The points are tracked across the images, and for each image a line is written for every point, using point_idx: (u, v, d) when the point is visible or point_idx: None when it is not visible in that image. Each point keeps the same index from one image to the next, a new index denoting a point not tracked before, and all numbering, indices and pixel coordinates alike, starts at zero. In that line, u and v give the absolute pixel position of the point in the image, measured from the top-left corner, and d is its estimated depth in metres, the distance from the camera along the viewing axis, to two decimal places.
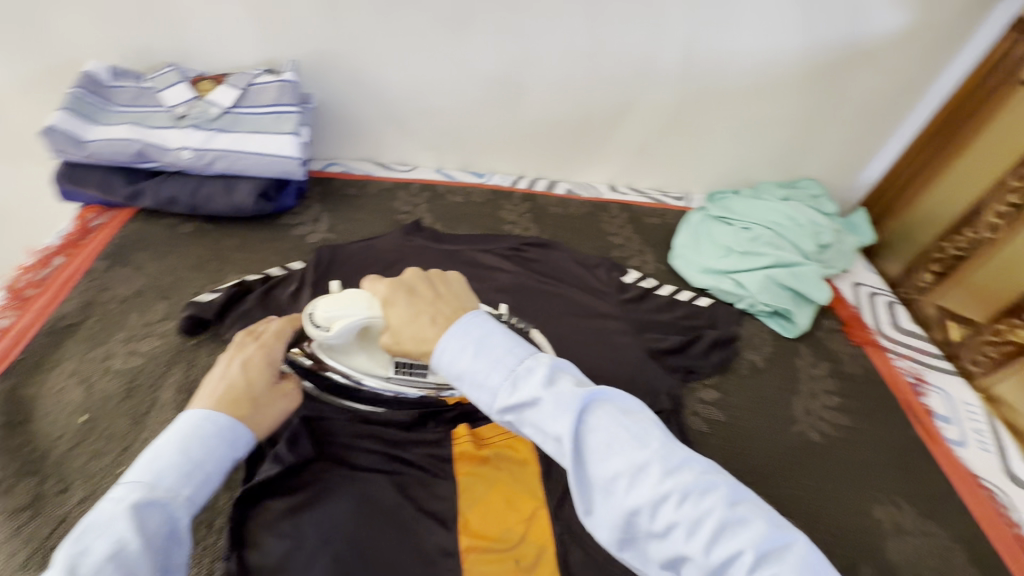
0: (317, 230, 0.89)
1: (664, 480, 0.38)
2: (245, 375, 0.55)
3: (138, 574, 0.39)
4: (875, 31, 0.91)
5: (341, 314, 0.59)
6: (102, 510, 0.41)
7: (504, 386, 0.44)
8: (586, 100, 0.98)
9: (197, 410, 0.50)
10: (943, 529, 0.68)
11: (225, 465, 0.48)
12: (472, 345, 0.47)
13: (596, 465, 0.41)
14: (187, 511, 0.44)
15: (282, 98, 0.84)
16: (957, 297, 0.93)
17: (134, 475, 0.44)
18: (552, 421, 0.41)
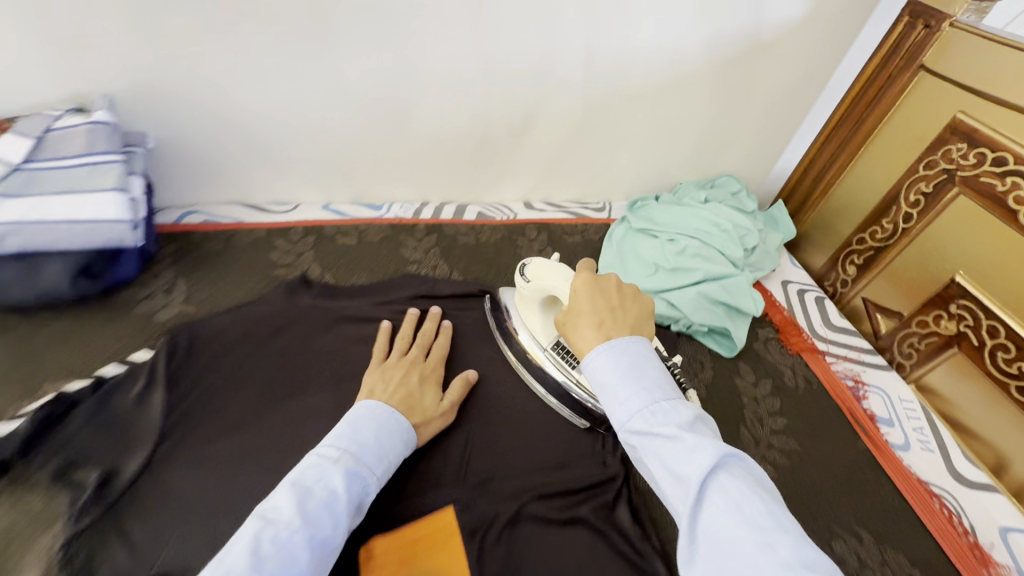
0: (170, 303, 0.72)
1: (792, 566, 0.34)
2: (420, 386, 0.64)
3: (339, 528, 0.45)
4: (779, 20, 0.84)
5: (547, 276, 0.67)
6: (320, 462, 0.48)
7: (644, 413, 0.45)
8: (483, 115, 0.87)
9: (380, 404, 0.57)
10: (904, 554, 0.64)
11: (399, 457, 0.55)
12: (620, 365, 0.48)
13: (711, 518, 0.38)
14: (375, 487, 0.51)
15: (94, 146, 0.66)
16: (880, 288, 0.91)
17: (340, 444, 0.51)
18: (684, 460, 0.40)
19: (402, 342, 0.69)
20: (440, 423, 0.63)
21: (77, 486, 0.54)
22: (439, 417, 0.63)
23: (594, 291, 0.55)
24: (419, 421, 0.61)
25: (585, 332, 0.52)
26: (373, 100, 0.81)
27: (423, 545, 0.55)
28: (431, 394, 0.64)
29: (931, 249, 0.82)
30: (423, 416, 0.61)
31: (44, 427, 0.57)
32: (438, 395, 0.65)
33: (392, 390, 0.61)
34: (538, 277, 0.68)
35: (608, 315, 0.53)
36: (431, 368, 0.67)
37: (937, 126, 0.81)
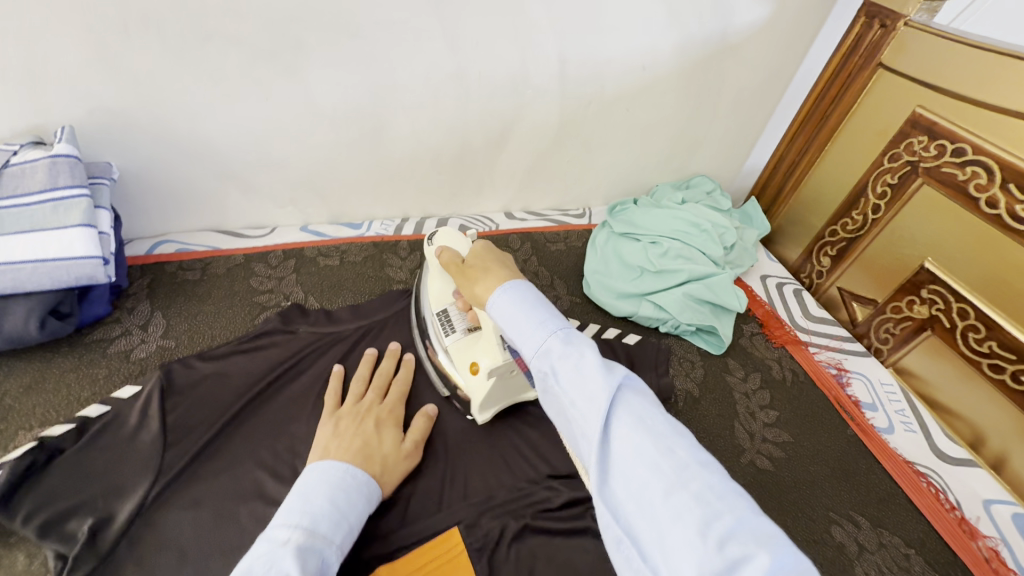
0: (148, 339, 0.69)
1: (688, 465, 0.34)
2: (376, 431, 0.60)
3: None
4: (742, 24, 0.87)
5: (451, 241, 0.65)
6: (270, 546, 0.41)
7: (552, 337, 0.42)
8: (460, 128, 0.87)
9: (336, 462, 0.52)
10: (898, 534, 0.66)
11: (360, 519, 0.50)
12: (527, 305, 0.46)
13: (618, 437, 0.37)
14: (337, 558, 0.44)
15: (56, 180, 0.62)
16: (853, 278, 0.95)
17: (290, 521, 0.44)
18: (588, 375, 0.39)
19: (359, 384, 0.66)
20: (403, 467, 0.60)
21: (67, 539, 0.51)
22: (401, 462, 0.60)
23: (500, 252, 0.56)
24: (380, 471, 0.56)
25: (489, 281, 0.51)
26: (347, 118, 0.80)
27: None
28: (388, 438, 0.61)
29: (898, 238, 0.86)
30: (383, 465, 0.57)
31: (24, 476, 0.53)
32: (397, 437, 0.62)
33: (347, 444, 0.56)
34: (440, 243, 0.66)
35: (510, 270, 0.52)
36: (389, 409, 0.64)
37: (898, 120, 0.85)
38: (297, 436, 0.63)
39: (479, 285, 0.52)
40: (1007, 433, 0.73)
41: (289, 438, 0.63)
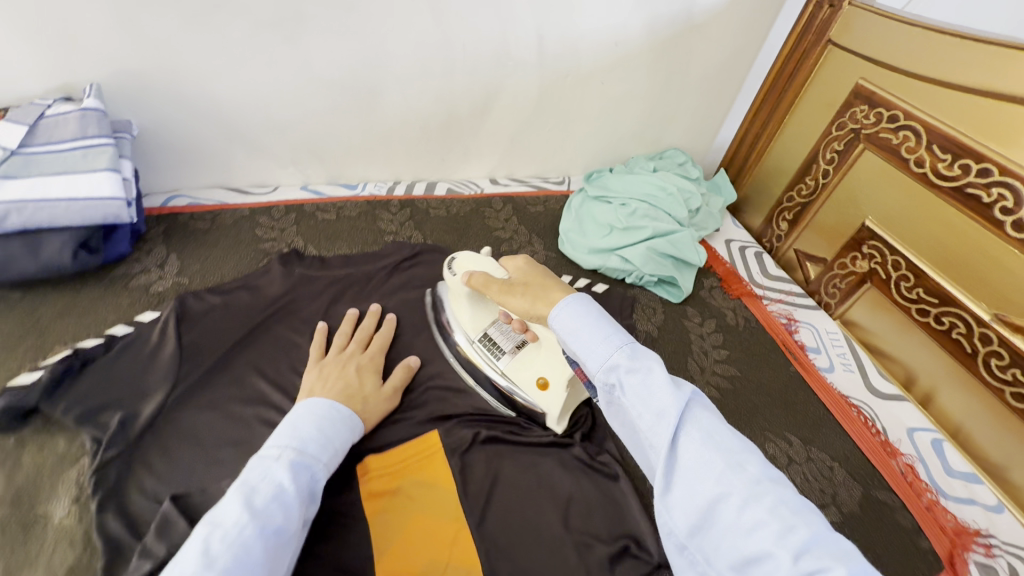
0: (164, 276, 0.78)
1: (759, 480, 0.39)
2: (356, 377, 0.66)
3: (294, 512, 0.45)
4: (706, 5, 0.95)
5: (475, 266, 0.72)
6: (262, 463, 0.47)
7: (621, 353, 0.47)
8: (446, 97, 0.95)
9: (321, 399, 0.58)
10: (826, 451, 0.75)
11: (345, 445, 0.56)
12: (592, 320, 0.50)
13: (687, 449, 0.42)
14: (324, 473, 0.51)
15: (85, 130, 0.71)
16: (808, 239, 1.03)
17: (281, 442, 0.50)
18: (659, 393, 0.43)
19: (341, 338, 0.72)
20: (384, 407, 0.66)
21: (101, 427, 0.60)
22: (381, 402, 0.66)
23: (538, 268, 0.63)
24: (361, 408, 0.63)
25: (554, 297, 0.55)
26: (343, 86, 0.88)
27: (412, 463, 0.63)
28: (369, 383, 0.66)
29: (844, 200, 0.94)
30: (364, 404, 0.63)
31: (63, 377, 0.62)
32: (377, 383, 0.67)
33: (331, 386, 0.62)
34: (465, 267, 0.72)
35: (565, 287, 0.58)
36: (370, 358, 0.70)
37: (844, 92, 0.93)
38: (296, 358, 0.71)
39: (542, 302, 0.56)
40: (933, 371, 0.82)
41: (289, 359, 0.71)
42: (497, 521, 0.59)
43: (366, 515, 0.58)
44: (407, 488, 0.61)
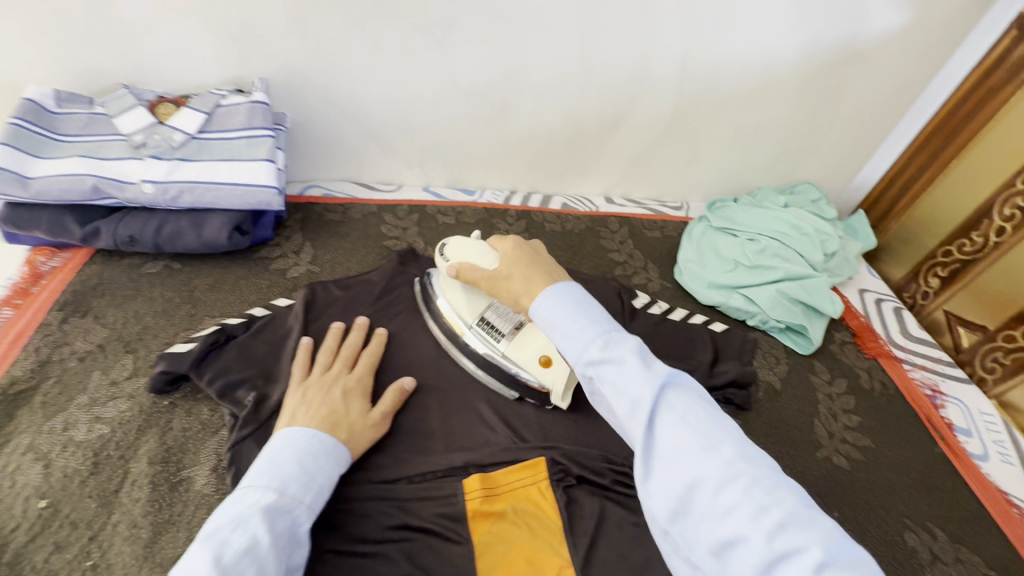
0: (299, 263, 0.83)
1: (735, 463, 0.36)
2: (342, 401, 0.60)
3: (270, 568, 0.41)
4: (876, 30, 0.86)
5: (465, 250, 0.64)
6: (236, 509, 0.44)
7: (594, 342, 0.43)
8: (577, 111, 0.93)
9: (301, 427, 0.54)
10: (978, 554, 0.66)
11: (331, 481, 0.52)
12: (566, 307, 0.46)
13: (665, 436, 0.38)
14: (306, 516, 0.47)
15: (253, 121, 0.76)
16: (962, 302, 0.93)
17: (259, 482, 0.47)
18: (632, 381, 0.40)
19: (327, 354, 0.66)
20: (370, 435, 0.60)
21: (236, 403, 0.62)
22: (367, 430, 0.60)
23: (526, 254, 0.54)
24: (346, 437, 0.57)
25: (533, 283, 0.51)
26: (480, 93, 0.89)
27: (517, 489, 0.61)
28: (356, 408, 0.61)
29: (1020, 265, 0.84)
30: (349, 433, 0.58)
31: (211, 349, 0.66)
32: (365, 407, 0.62)
33: (314, 411, 0.57)
34: (450, 252, 0.65)
35: (548, 271, 0.52)
36: (357, 379, 0.64)
37: None
38: (410, 360, 0.73)
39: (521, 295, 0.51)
40: None
41: (405, 361, 0.73)
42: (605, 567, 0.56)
43: (472, 536, 0.57)
44: (512, 515, 0.59)
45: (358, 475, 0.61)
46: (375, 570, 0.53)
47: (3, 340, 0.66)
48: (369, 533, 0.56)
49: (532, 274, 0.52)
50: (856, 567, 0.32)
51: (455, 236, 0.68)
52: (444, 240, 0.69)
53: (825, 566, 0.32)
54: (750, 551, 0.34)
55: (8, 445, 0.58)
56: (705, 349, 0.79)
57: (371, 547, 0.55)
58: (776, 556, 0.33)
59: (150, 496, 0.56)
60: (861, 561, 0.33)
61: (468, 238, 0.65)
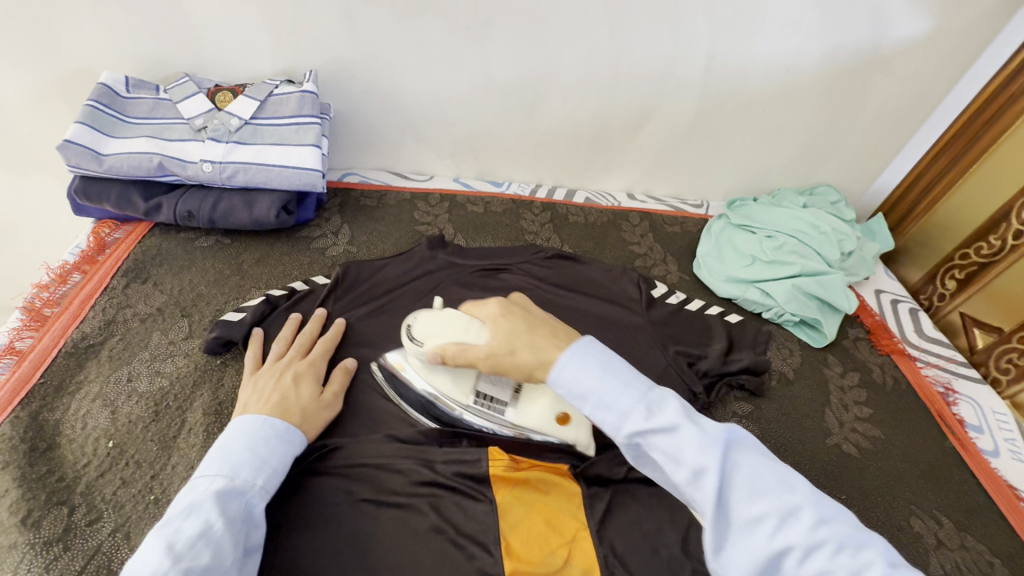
0: (338, 243, 0.88)
1: (814, 524, 0.38)
2: (293, 386, 0.63)
3: (224, 547, 0.45)
4: (900, 37, 0.88)
5: (438, 330, 0.62)
6: (190, 497, 0.48)
7: (638, 412, 0.46)
8: (604, 108, 0.97)
9: (250, 417, 0.56)
10: (983, 543, 0.68)
11: (286, 461, 0.55)
12: (605, 373, 0.48)
13: (734, 503, 0.41)
14: (260, 497, 0.51)
15: (302, 109, 0.81)
16: (979, 304, 0.96)
17: (211, 470, 0.50)
18: (691, 449, 0.42)
19: (281, 344, 0.68)
20: (323, 416, 0.63)
21: None
22: (321, 412, 0.63)
23: (522, 321, 0.56)
24: (300, 421, 0.60)
25: (545, 352, 0.52)
26: (513, 89, 0.94)
27: (536, 456, 0.64)
28: (307, 391, 0.63)
29: None
30: (303, 416, 0.60)
31: (260, 319, 0.71)
32: (316, 390, 0.64)
33: (264, 400, 0.59)
34: (423, 333, 0.63)
35: (549, 329, 0.55)
36: (309, 363, 0.66)
37: None
38: None
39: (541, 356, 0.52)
40: None
41: None
42: (619, 529, 0.59)
43: (494, 497, 0.60)
44: (533, 481, 0.61)
45: (389, 435, 0.65)
46: (405, 518, 0.57)
47: (74, 300, 0.72)
48: (399, 487, 0.60)
49: (540, 337, 0.54)
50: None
51: (418, 312, 0.67)
52: (408, 318, 0.67)
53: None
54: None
55: (80, 392, 0.64)
56: (721, 335, 0.82)
57: (402, 499, 0.59)
58: None
59: (204, 443, 0.61)
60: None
61: (433, 311, 0.64)
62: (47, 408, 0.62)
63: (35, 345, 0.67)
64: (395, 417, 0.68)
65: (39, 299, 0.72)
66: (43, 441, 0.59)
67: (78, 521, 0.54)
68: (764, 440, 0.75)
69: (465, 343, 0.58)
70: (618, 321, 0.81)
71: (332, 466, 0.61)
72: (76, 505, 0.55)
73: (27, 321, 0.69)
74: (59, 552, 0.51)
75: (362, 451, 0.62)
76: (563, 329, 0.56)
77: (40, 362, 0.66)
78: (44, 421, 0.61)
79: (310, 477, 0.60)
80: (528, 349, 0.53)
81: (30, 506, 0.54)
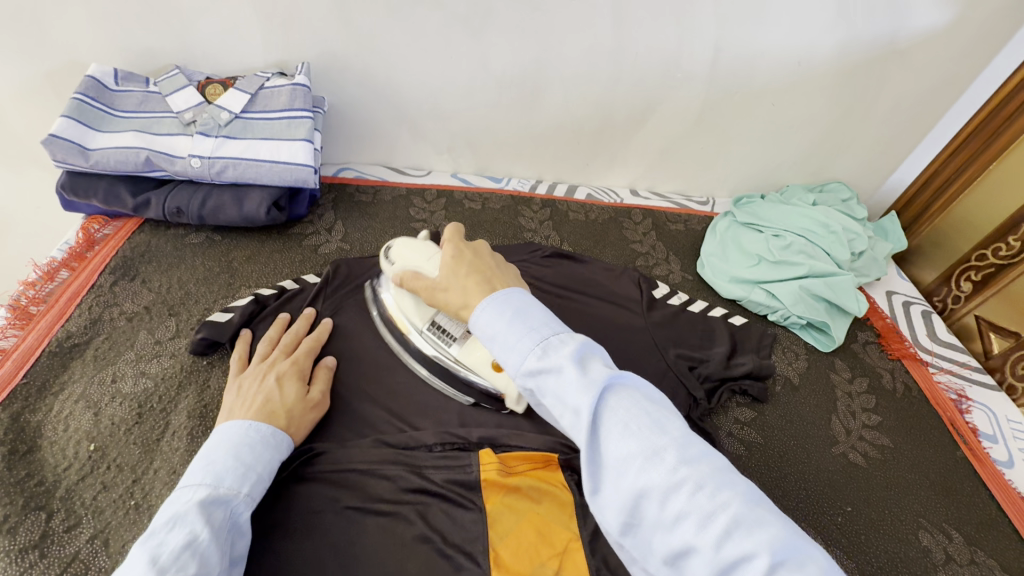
0: (331, 240, 0.86)
1: (677, 469, 0.35)
2: (276, 387, 0.61)
3: (210, 561, 0.43)
4: (919, 27, 0.83)
5: (414, 255, 0.63)
6: (173, 507, 0.46)
7: (533, 352, 0.43)
8: (607, 102, 0.94)
9: (235, 422, 0.55)
10: (995, 558, 0.65)
11: (273, 466, 0.54)
12: (506, 317, 0.45)
13: (607, 444, 0.38)
14: (246, 505, 0.49)
15: (293, 103, 0.79)
16: (996, 308, 0.93)
17: (195, 477, 0.48)
18: (570, 391, 0.39)
19: (266, 344, 0.66)
20: (310, 418, 0.61)
21: None
22: (308, 414, 0.61)
23: (461, 264, 0.54)
24: (285, 424, 0.58)
25: (469, 295, 0.50)
26: (512, 82, 0.91)
27: (528, 463, 0.62)
28: (293, 392, 0.61)
29: None
30: (288, 419, 0.58)
31: (248, 319, 0.70)
32: (302, 390, 0.62)
33: (248, 403, 0.58)
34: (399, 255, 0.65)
35: (486, 276, 0.52)
36: (294, 364, 0.64)
37: None
38: None
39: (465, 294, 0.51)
40: None
41: None
42: (612, 541, 0.57)
43: (484, 505, 0.58)
44: (524, 489, 0.59)
45: (377, 439, 0.63)
46: (391, 527, 0.56)
47: (60, 299, 0.71)
48: (386, 494, 0.58)
49: (472, 283, 0.51)
50: (811, 571, 0.31)
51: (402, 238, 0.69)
52: (392, 243, 0.69)
53: (775, 571, 0.31)
54: (701, 561, 0.33)
55: (64, 393, 0.63)
56: (724, 338, 0.79)
57: (387, 506, 0.57)
58: (724, 564, 0.32)
59: (186, 446, 0.59)
60: (818, 559, 0.32)
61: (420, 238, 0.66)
62: (30, 409, 0.61)
63: (19, 344, 0.66)
64: (385, 421, 0.66)
65: (25, 297, 0.71)
66: (24, 443, 0.58)
67: (56, 527, 0.53)
68: (766, 448, 0.72)
69: (421, 271, 0.60)
70: (617, 322, 0.78)
71: (318, 472, 0.59)
72: (55, 511, 0.54)
73: (12, 319, 0.68)
74: (36, 558, 0.51)
75: (348, 455, 0.61)
76: (500, 275, 0.52)
77: (23, 362, 0.64)
78: (25, 423, 0.60)
79: (295, 483, 0.58)
80: (456, 290, 0.52)
81: (8, 512, 0.53)
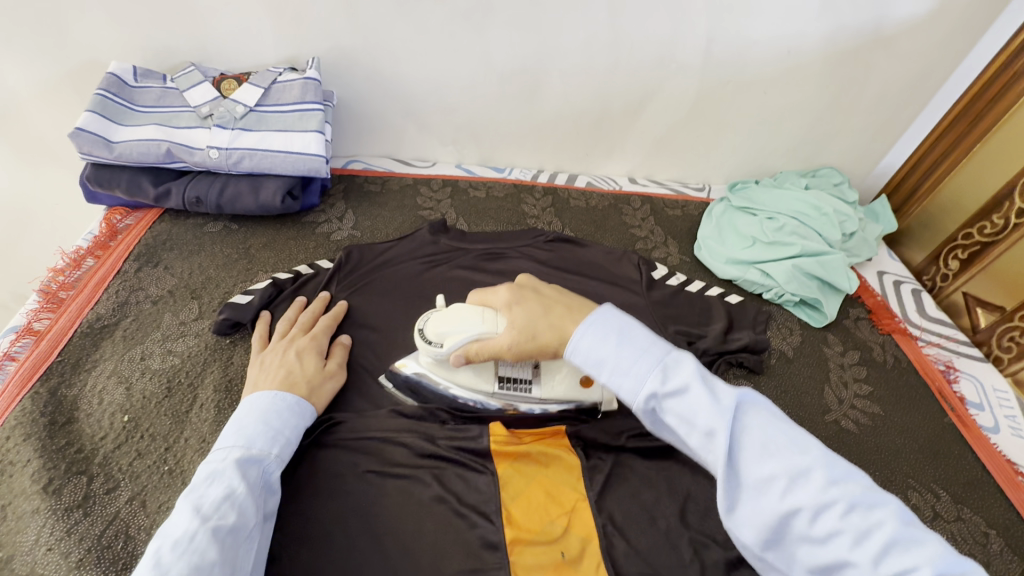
0: (342, 228, 0.90)
1: (824, 488, 0.39)
2: (297, 361, 0.64)
3: (248, 511, 0.47)
4: (903, 16, 0.87)
5: (452, 329, 0.60)
6: (212, 465, 0.49)
7: (654, 375, 0.46)
8: (605, 91, 0.97)
9: (261, 393, 0.58)
10: (981, 515, 0.68)
11: (299, 431, 0.57)
12: (614, 338, 0.49)
13: (745, 465, 0.42)
14: (277, 465, 0.53)
15: (305, 96, 0.82)
16: (983, 284, 0.96)
17: (228, 441, 0.52)
18: (705, 412, 0.43)
19: (284, 324, 0.70)
20: (330, 390, 0.65)
21: None
22: (328, 386, 0.65)
23: (540, 296, 0.58)
24: (307, 394, 0.61)
25: (565, 326, 0.54)
26: (512, 74, 0.94)
27: (536, 431, 0.65)
28: (313, 366, 0.65)
29: None
30: (310, 390, 0.62)
31: (268, 301, 0.73)
32: (321, 363, 0.66)
33: (271, 376, 0.61)
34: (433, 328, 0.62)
35: (564, 305, 0.56)
36: (313, 340, 0.68)
37: None
38: None
39: (559, 321, 0.54)
40: None
41: None
42: (617, 500, 0.60)
43: (495, 470, 0.61)
44: (533, 455, 0.63)
45: (391, 410, 0.66)
46: (408, 488, 0.59)
47: (88, 284, 0.75)
48: (402, 459, 0.62)
49: (558, 315, 0.55)
50: None
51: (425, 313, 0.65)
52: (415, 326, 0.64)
53: None
54: (858, 574, 0.37)
55: (96, 369, 0.66)
56: (721, 314, 0.83)
57: (404, 470, 0.61)
58: None
59: (214, 417, 0.63)
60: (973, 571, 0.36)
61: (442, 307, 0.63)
62: (65, 384, 0.65)
63: (52, 325, 0.70)
64: (399, 395, 0.69)
65: (55, 283, 0.74)
66: (61, 415, 0.62)
67: (96, 489, 0.56)
68: None
69: (484, 337, 0.58)
70: (618, 302, 0.82)
71: (338, 440, 0.63)
72: (94, 476, 0.57)
73: (44, 303, 0.72)
74: (79, 517, 0.54)
75: (365, 426, 0.64)
76: (575, 300, 0.57)
77: (57, 342, 0.68)
78: (62, 397, 0.63)
79: (317, 450, 0.62)
80: (550, 318, 0.55)
81: (52, 476, 0.57)
